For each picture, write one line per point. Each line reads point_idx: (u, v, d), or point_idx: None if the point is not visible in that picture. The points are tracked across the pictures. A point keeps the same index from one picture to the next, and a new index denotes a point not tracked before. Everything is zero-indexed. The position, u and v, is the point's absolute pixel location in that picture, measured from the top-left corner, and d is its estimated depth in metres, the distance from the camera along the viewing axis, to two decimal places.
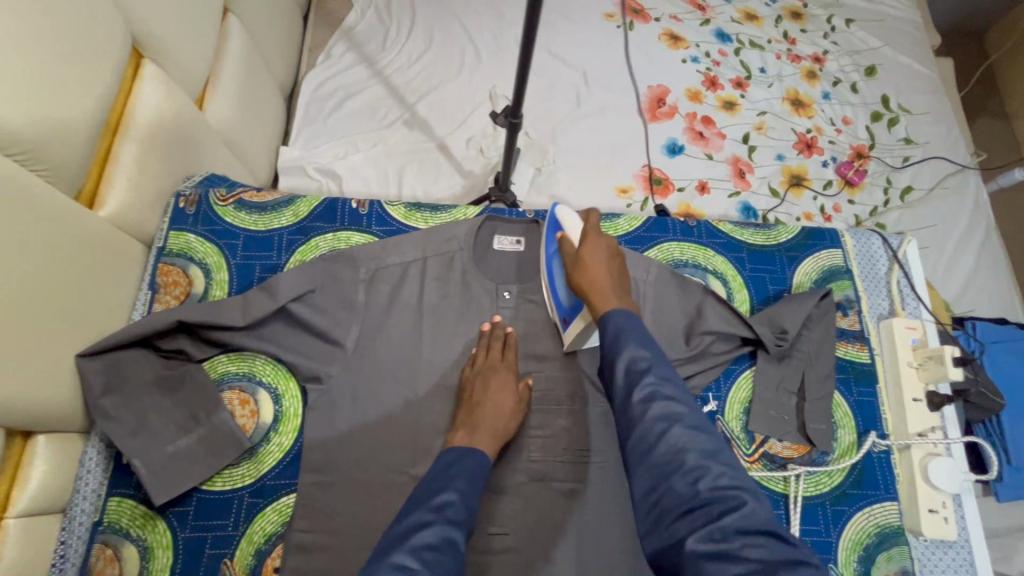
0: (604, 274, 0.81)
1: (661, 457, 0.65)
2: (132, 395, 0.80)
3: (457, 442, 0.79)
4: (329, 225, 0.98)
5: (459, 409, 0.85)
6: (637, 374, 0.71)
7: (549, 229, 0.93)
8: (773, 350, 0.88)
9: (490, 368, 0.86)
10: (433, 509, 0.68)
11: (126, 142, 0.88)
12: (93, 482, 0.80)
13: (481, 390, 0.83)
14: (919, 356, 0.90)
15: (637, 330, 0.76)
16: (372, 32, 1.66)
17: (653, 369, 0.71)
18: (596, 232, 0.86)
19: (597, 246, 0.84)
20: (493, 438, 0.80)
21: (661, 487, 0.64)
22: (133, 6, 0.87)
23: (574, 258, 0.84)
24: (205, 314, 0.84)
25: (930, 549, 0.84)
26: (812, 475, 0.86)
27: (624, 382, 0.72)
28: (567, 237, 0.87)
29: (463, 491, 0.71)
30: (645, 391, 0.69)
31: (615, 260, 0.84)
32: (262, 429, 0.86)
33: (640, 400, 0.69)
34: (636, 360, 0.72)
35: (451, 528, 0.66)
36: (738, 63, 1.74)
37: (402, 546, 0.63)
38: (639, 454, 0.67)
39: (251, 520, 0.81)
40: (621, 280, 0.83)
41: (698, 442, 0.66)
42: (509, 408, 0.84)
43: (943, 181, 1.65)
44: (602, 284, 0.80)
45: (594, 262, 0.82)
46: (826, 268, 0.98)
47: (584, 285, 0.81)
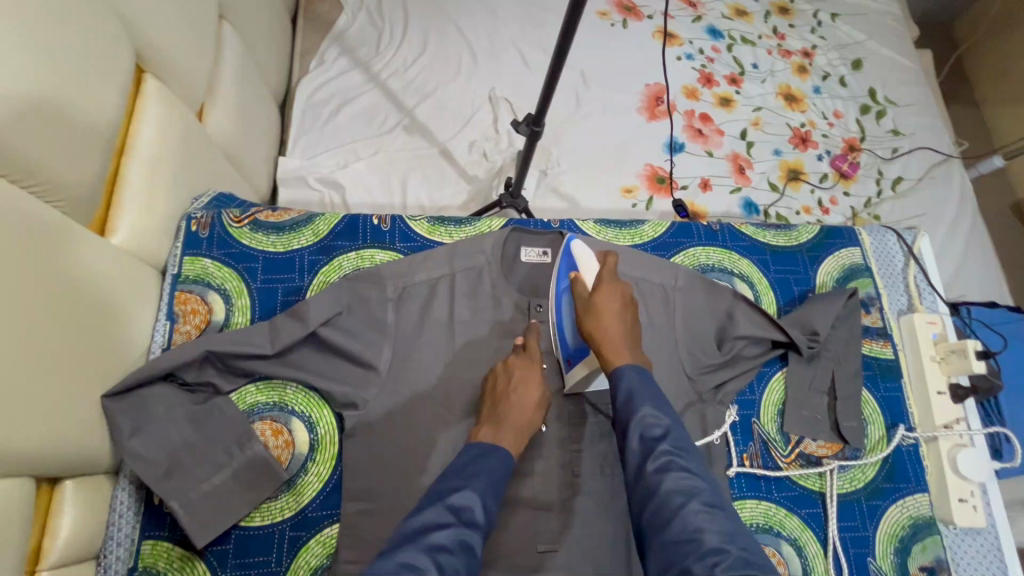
0: (617, 326, 0.77)
1: (676, 534, 0.60)
2: (162, 433, 0.77)
3: (481, 437, 0.77)
4: (352, 243, 0.95)
5: (482, 403, 0.83)
6: (653, 441, 0.67)
7: (563, 263, 0.89)
8: (805, 352, 0.90)
9: (518, 362, 0.84)
10: (448, 508, 0.66)
11: (133, 164, 0.83)
12: (126, 526, 0.76)
13: (504, 384, 0.82)
14: (942, 350, 0.94)
15: (650, 391, 0.72)
16: (364, 35, 1.62)
17: (668, 436, 0.67)
18: (611, 277, 0.82)
19: (611, 294, 0.80)
20: (517, 434, 0.78)
21: (675, 568, 0.58)
22: (134, 19, 0.82)
23: (585, 306, 0.80)
24: (233, 343, 0.80)
25: (960, 536, 0.87)
26: (847, 472, 0.88)
27: (637, 449, 0.68)
28: (580, 278, 0.83)
29: (482, 492, 0.69)
30: (660, 460, 0.65)
31: (629, 310, 0.80)
32: (299, 459, 0.83)
33: (654, 470, 0.65)
34: (651, 426, 0.68)
35: (467, 532, 0.65)
36: (731, 59, 1.76)
37: (417, 544, 0.62)
38: (653, 529, 0.62)
39: (295, 554, 0.79)
40: (634, 333, 0.79)
41: (716, 520, 0.60)
42: (534, 402, 0.81)
43: (931, 170, 1.70)
44: (613, 337, 0.76)
45: (607, 313, 0.78)
46: (847, 267, 1.00)
47: (594, 337, 0.77)
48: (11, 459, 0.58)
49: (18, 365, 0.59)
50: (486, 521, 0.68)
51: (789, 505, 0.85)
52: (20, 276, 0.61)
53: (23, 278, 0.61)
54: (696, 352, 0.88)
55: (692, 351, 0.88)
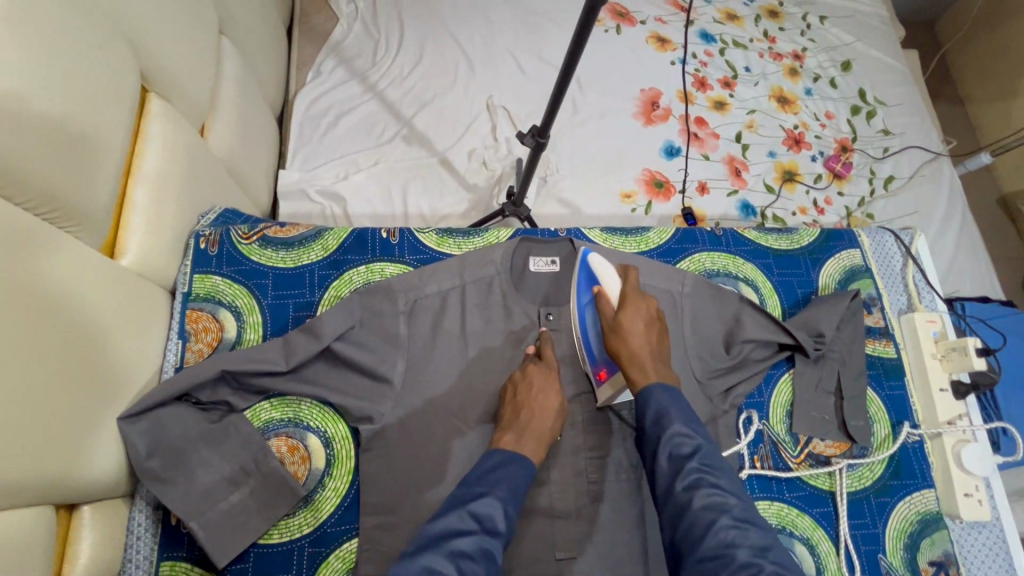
0: (645, 344, 0.79)
1: (710, 549, 0.61)
2: (178, 453, 0.76)
3: (505, 444, 0.77)
4: (361, 257, 0.96)
5: (502, 410, 0.84)
6: (681, 459, 0.69)
7: (581, 276, 0.88)
8: (811, 353, 0.92)
9: (536, 370, 0.86)
10: (471, 515, 0.68)
11: (140, 184, 0.83)
12: (144, 548, 0.76)
13: (525, 392, 0.83)
14: (942, 348, 0.95)
15: (680, 408, 0.74)
16: (360, 46, 1.62)
17: (696, 453, 0.70)
18: (636, 293, 0.83)
19: (637, 311, 0.81)
20: (538, 443, 0.79)
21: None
22: (140, 39, 0.83)
23: (613, 325, 0.81)
24: (248, 361, 0.80)
25: (966, 530, 0.89)
26: (855, 470, 0.89)
27: (666, 467, 0.70)
28: (604, 294, 0.84)
29: (503, 500, 0.70)
30: (689, 478, 0.68)
31: (656, 326, 0.81)
32: (315, 474, 0.83)
33: (684, 488, 0.67)
34: (680, 444, 0.70)
35: (489, 538, 0.67)
36: (724, 62, 1.78)
37: (438, 549, 0.64)
38: (685, 545, 0.64)
39: (315, 570, 0.79)
40: (661, 349, 0.80)
41: (749, 537, 0.62)
42: (554, 409, 0.83)
43: (921, 169, 1.73)
44: (643, 356, 0.78)
45: (634, 331, 0.79)
46: (848, 269, 1.02)
47: (624, 356, 0.79)
48: (28, 487, 0.58)
49: (32, 393, 0.59)
50: (508, 528, 0.69)
51: (800, 505, 0.87)
52: (31, 303, 0.60)
53: (34, 306, 0.61)
54: (704, 356, 0.89)
55: (700, 354, 0.89)
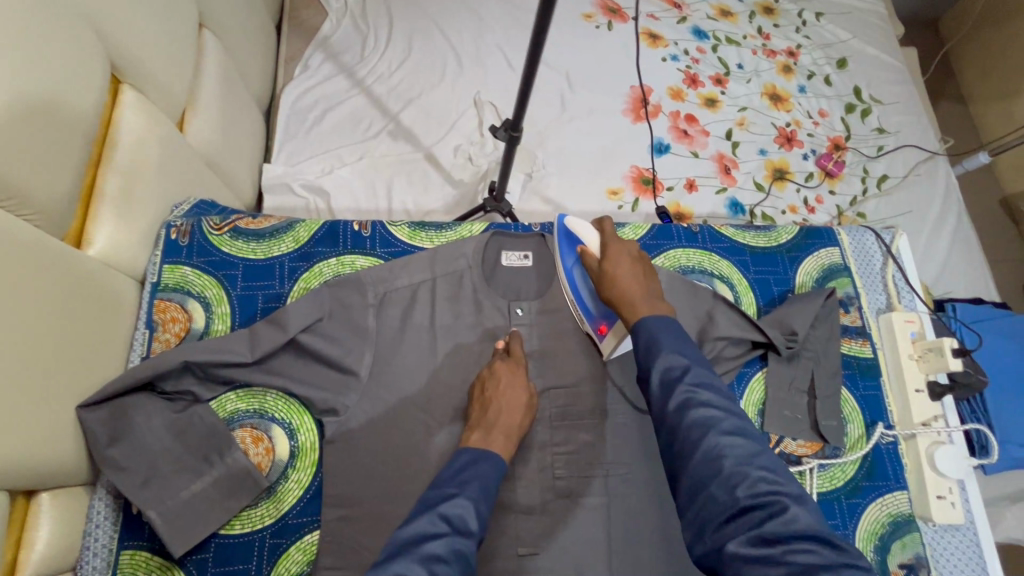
0: (632, 283, 0.79)
1: (700, 462, 0.63)
2: (140, 442, 0.76)
3: (472, 443, 0.78)
4: (332, 249, 0.95)
5: (470, 410, 0.84)
6: (671, 381, 0.69)
7: (563, 241, 0.91)
8: (784, 352, 0.90)
9: (504, 367, 0.85)
10: (442, 518, 0.66)
11: (110, 174, 0.83)
12: (104, 536, 0.76)
13: (492, 389, 0.83)
14: (919, 348, 0.94)
15: (672, 335, 0.73)
16: (349, 41, 1.62)
17: (688, 373, 0.69)
18: (616, 239, 0.84)
19: (619, 255, 0.82)
20: (506, 439, 0.79)
21: (700, 496, 0.62)
22: (110, 30, 0.82)
23: (599, 274, 0.82)
24: (213, 352, 0.80)
25: (940, 534, 0.87)
26: (826, 470, 0.88)
27: (658, 390, 0.70)
28: (588, 250, 0.85)
29: (474, 499, 0.70)
30: (681, 398, 0.67)
31: (641, 266, 0.82)
32: (279, 466, 0.83)
33: (675, 409, 0.67)
34: (670, 368, 0.70)
35: (461, 538, 0.65)
36: (716, 60, 1.76)
37: (410, 555, 0.61)
38: (677, 460, 0.66)
39: (275, 562, 0.79)
40: (651, 286, 0.81)
41: (738, 446, 0.63)
42: (522, 406, 0.83)
43: (916, 168, 1.71)
44: (632, 294, 0.78)
45: (621, 272, 0.80)
46: (826, 267, 1.01)
47: (615, 301, 0.79)
48: None
49: None
50: (479, 527, 0.68)
51: None
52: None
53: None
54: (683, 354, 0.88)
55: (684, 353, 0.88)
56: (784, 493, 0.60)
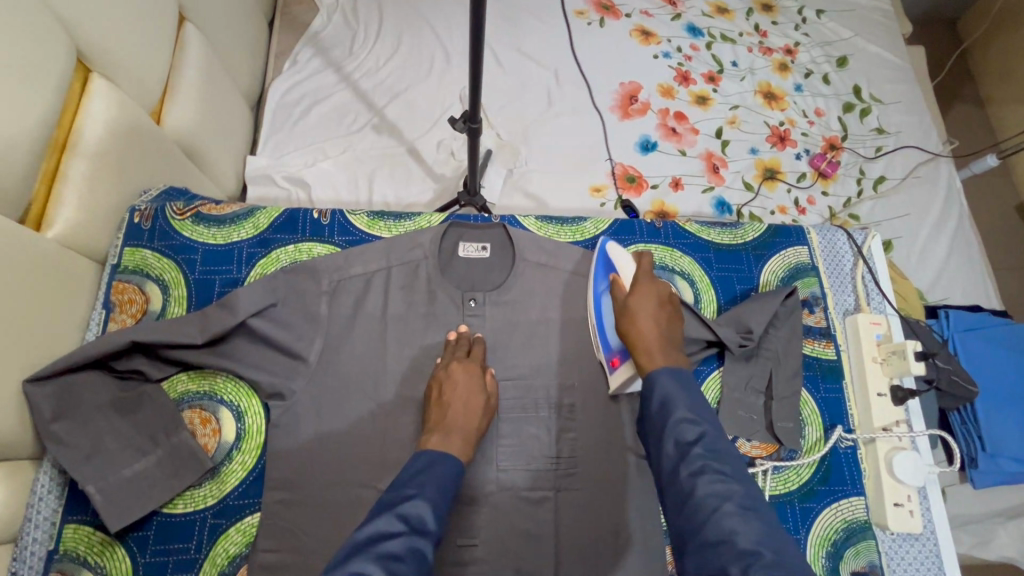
0: (652, 328, 0.77)
1: (709, 537, 0.59)
2: (88, 419, 0.79)
3: (430, 446, 0.76)
4: (290, 236, 0.98)
5: (428, 412, 0.82)
6: (684, 445, 0.66)
7: (599, 267, 0.92)
8: (736, 351, 0.88)
9: (455, 366, 0.84)
10: (399, 517, 0.66)
11: (75, 160, 0.85)
12: (47, 510, 0.77)
13: (447, 390, 0.82)
14: (884, 351, 0.91)
15: (687, 392, 0.71)
16: (339, 37, 1.64)
17: (702, 440, 0.66)
18: (649, 277, 0.83)
19: (647, 294, 0.81)
20: (465, 443, 0.78)
21: (710, 569, 0.57)
22: (74, 18, 0.84)
23: (622, 308, 0.81)
24: (161, 333, 0.82)
25: (897, 542, 0.85)
26: (780, 473, 0.86)
27: (671, 453, 0.67)
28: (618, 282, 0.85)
29: (433, 500, 0.69)
30: (693, 465, 0.64)
31: (665, 310, 0.80)
32: (224, 447, 0.85)
33: (688, 474, 0.64)
34: (684, 429, 0.67)
35: (418, 537, 0.65)
36: (710, 57, 1.73)
37: (366, 554, 0.61)
38: (684, 533, 0.62)
39: (215, 541, 0.81)
40: (671, 332, 0.79)
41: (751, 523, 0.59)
42: (480, 407, 0.82)
43: (915, 170, 1.65)
44: (649, 340, 0.76)
45: (642, 314, 0.79)
46: (792, 266, 0.98)
47: (632, 339, 0.77)
48: None
49: None
50: (438, 528, 0.68)
51: None
52: None
53: None
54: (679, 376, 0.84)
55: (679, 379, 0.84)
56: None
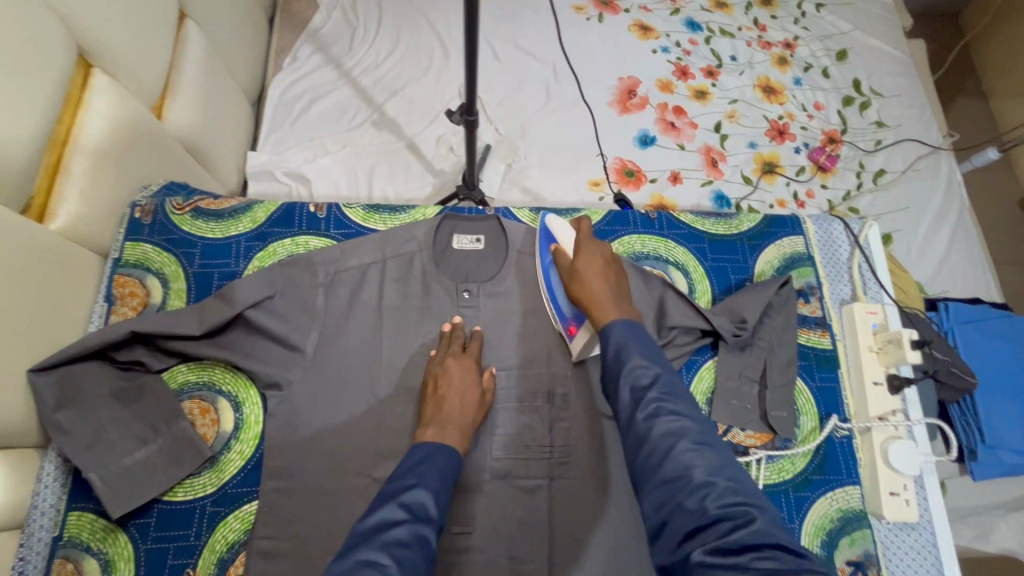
0: (602, 285, 0.80)
1: (667, 474, 0.63)
2: (89, 408, 0.80)
3: (427, 438, 0.78)
4: (287, 230, 0.99)
5: (424, 406, 0.83)
6: (640, 391, 0.70)
7: (542, 240, 0.94)
8: (731, 340, 0.88)
9: (452, 360, 0.85)
10: (401, 506, 0.67)
11: (77, 155, 0.87)
12: (52, 497, 0.79)
13: (444, 384, 0.82)
14: (880, 340, 0.91)
15: (641, 342, 0.74)
16: (338, 34, 1.64)
17: (656, 383, 0.70)
18: (590, 241, 0.87)
19: (590, 256, 0.84)
20: (462, 436, 0.79)
21: (669, 504, 0.61)
22: (75, 15, 0.85)
23: (570, 271, 0.84)
24: (161, 324, 0.83)
25: (893, 531, 0.85)
26: (775, 462, 0.86)
27: (627, 399, 0.70)
28: (561, 249, 0.88)
29: (435, 491, 0.71)
30: (649, 408, 0.68)
31: (611, 268, 0.84)
32: (223, 437, 0.86)
33: (644, 418, 0.68)
34: (638, 375, 0.71)
35: (422, 525, 0.67)
36: (708, 52, 1.73)
37: (373, 542, 0.63)
38: (643, 472, 0.66)
39: (214, 529, 0.81)
40: (618, 288, 0.82)
41: (703, 458, 0.63)
42: (476, 401, 0.83)
43: (916, 163, 1.65)
44: (601, 296, 0.79)
45: (592, 273, 0.81)
46: (788, 256, 0.98)
47: (584, 299, 0.80)
48: None
49: None
50: (440, 515, 0.70)
51: None
52: None
53: None
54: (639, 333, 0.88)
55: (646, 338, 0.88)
56: (749, 502, 0.60)
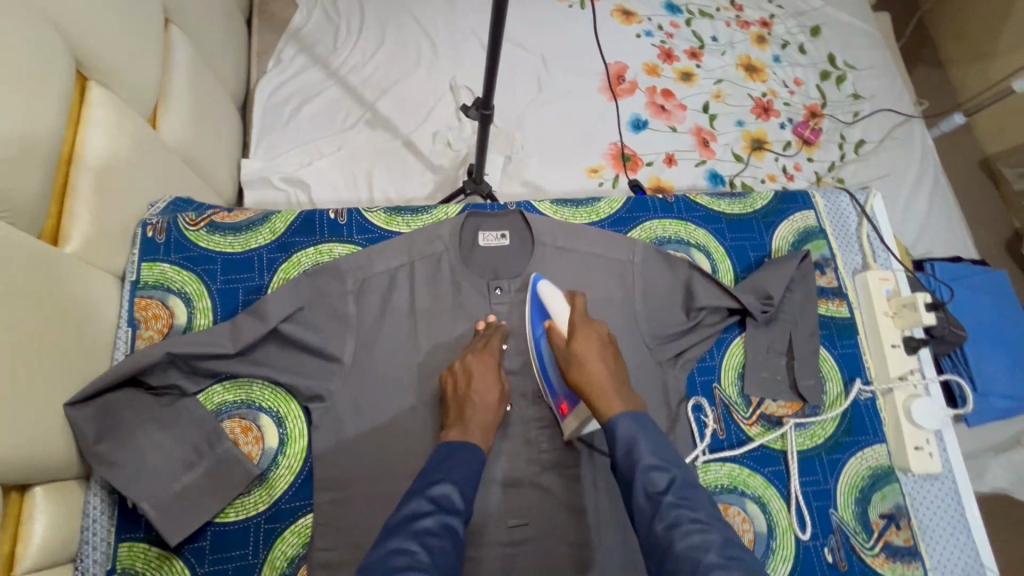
0: (603, 374, 0.76)
1: None
2: (130, 437, 0.78)
3: (451, 437, 0.78)
4: (310, 238, 0.98)
5: (446, 409, 0.83)
6: (655, 496, 0.66)
7: (534, 309, 0.88)
8: (759, 317, 0.92)
9: (474, 357, 0.84)
10: (429, 498, 0.69)
11: (82, 173, 0.83)
12: (101, 530, 0.78)
13: (465, 385, 0.82)
14: (894, 305, 0.96)
15: (649, 437, 0.71)
16: (321, 33, 1.60)
17: (672, 487, 0.66)
18: (585, 320, 0.82)
19: (587, 338, 0.79)
20: (484, 433, 0.79)
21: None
22: (71, 29, 0.81)
23: (567, 357, 0.79)
24: (195, 344, 0.81)
25: (919, 483, 0.90)
26: (806, 429, 0.90)
27: (644, 505, 0.66)
28: (555, 326, 0.83)
29: (459, 483, 0.71)
30: (668, 517, 0.64)
31: (609, 350, 0.80)
32: (268, 453, 0.85)
33: (664, 529, 0.64)
34: (654, 479, 0.67)
35: (449, 515, 0.68)
36: (690, 33, 1.76)
37: (403, 532, 0.65)
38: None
39: (271, 546, 0.81)
40: (620, 371, 0.78)
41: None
42: (494, 403, 0.82)
43: (893, 132, 1.72)
44: (603, 388, 0.75)
45: (590, 359, 0.77)
46: (802, 230, 1.02)
47: (585, 388, 0.75)
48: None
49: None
50: (466, 505, 0.71)
51: (752, 465, 0.88)
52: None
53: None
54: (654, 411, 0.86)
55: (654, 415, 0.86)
56: None
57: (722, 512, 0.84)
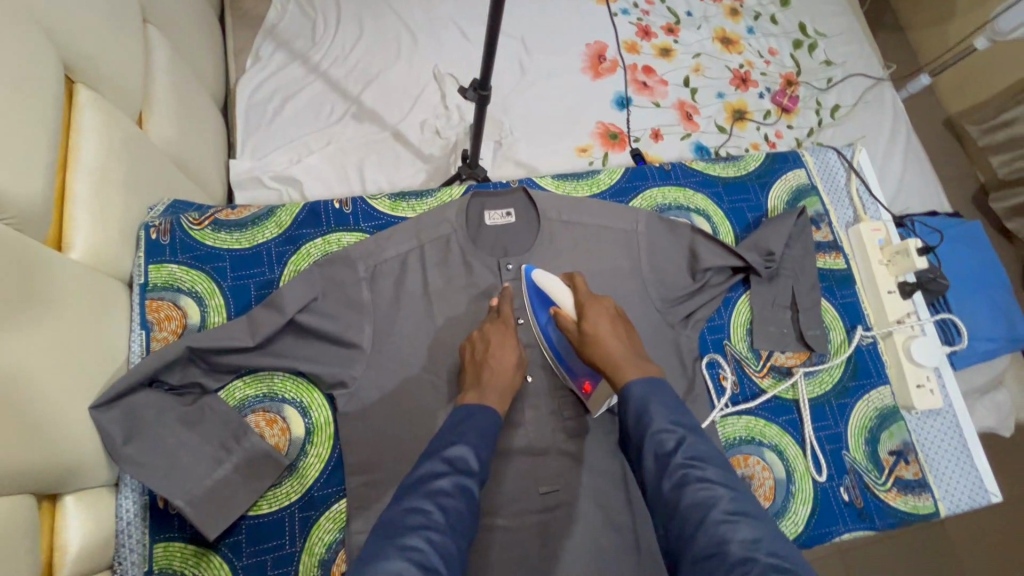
0: (617, 347, 0.77)
1: (702, 550, 0.57)
2: (156, 438, 0.77)
3: (467, 400, 0.78)
4: (316, 230, 1.00)
5: (464, 373, 0.84)
6: (665, 457, 0.65)
7: (536, 299, 0.89)
8: (763, 272, 0.95)
9: (492, 326, 0.86)
10: (444, 459, 0.68)
11: (80, 177, 0.80)
12: (136, 533, 0.78)
13: (483, 350, 0.84)
14: (887, 253, 1.00)
15: (663, 401, 0.70)
16: (298, 29, 1.58)
17: (682, 447, 0.65)
18: (591, 298, 0.82)
19: (596, 314, 0.80)
20: (501, 394, 0.80)
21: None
22: (58, 29, 0.78)
23: (580, 339, 0.79)
24: (213, 340, 0.81)
25: (921, 419, 0.95)
26: (815, 377, 0.94)
27: (653, 468, 0.66)
28: (562, 312, 0.83)
29: (474, 445, 0.71)
30: (676, 476, 0.63)
31: (620, 323, 0.80)
32: (296, 444, 0.86)
33: (671, 487, 0.63)
34: (663, 441, 0.66)
35: (463, 476, 0.68)
36: (665, 10, 1.79)
37: (417, 492, 0.65)
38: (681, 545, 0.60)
39: (307, 533, 0.82)
40: (633, 344, 0.79)
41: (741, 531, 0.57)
42: (511, 366, 0.83)
43: (865, 94, 1.77)
44: (621, 359, 0.75)
45: (603, 335, 0.77)
46: (795, 189, 1.06)
47: (602, 364, 0.76)
48: (27, 471, 0.59)
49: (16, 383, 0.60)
50: (481, 467, 0.70)
51: (767, 416, 0.91)
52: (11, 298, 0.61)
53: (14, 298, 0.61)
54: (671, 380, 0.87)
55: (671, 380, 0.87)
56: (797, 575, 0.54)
57: (742, 462, 0.88)
